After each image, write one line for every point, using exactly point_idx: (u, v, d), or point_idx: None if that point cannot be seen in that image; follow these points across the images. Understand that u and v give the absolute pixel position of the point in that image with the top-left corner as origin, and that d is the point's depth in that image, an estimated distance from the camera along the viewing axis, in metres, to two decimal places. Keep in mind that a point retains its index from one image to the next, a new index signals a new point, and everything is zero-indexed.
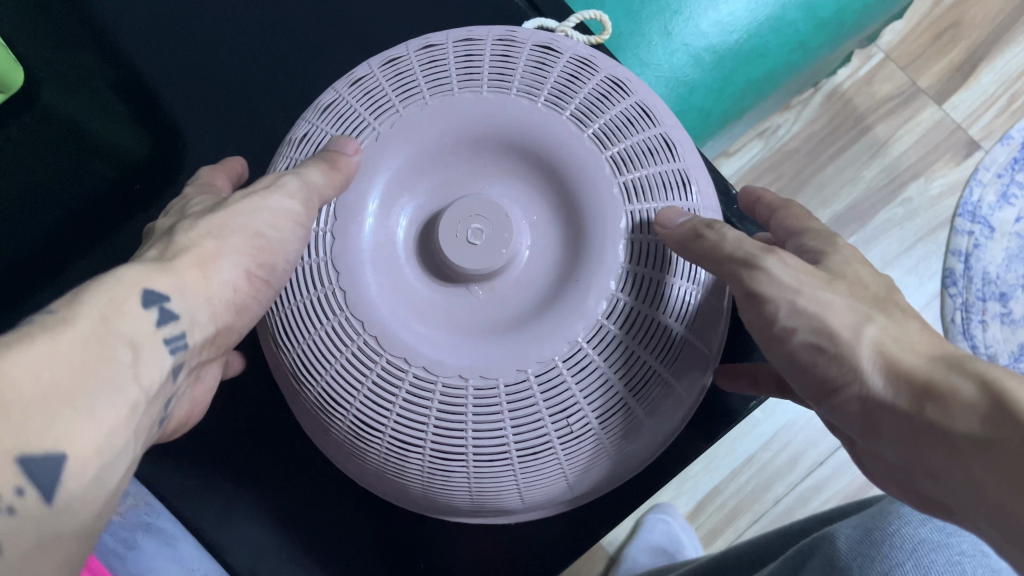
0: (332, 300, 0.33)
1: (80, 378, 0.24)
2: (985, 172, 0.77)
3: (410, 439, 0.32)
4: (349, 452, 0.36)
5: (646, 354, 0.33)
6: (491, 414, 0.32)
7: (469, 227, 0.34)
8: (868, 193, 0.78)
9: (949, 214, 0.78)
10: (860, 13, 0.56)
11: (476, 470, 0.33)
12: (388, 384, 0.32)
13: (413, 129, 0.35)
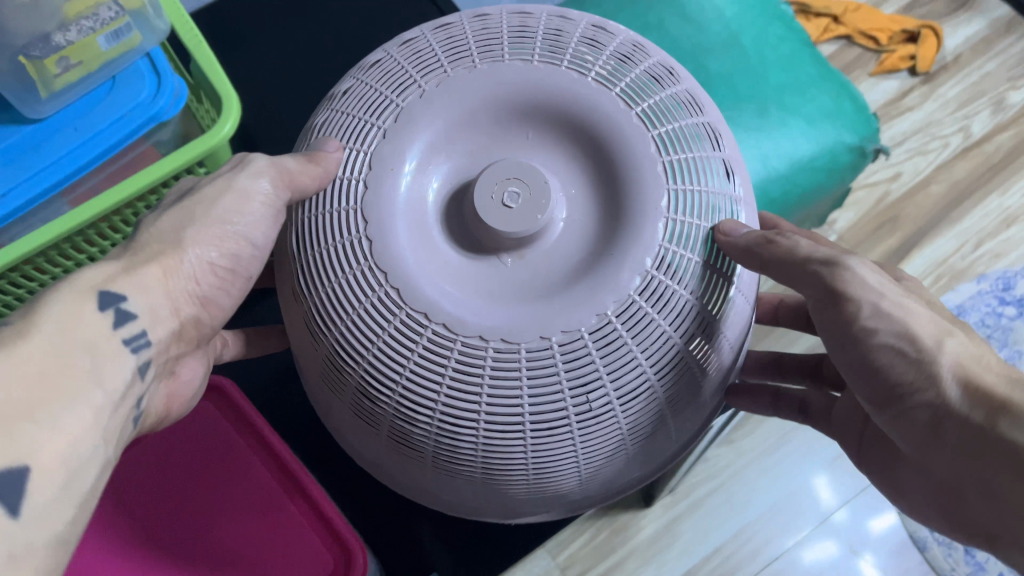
0: (378, 280, 0.47)
1: (43, 393, 0.38)
2: None
3: (427, 393, 0.45)
4: (370, 412, 0.47)
5: (665, 329, 0.46)
6: (508, 371, 0.45)
7: (510, 192, 0.48)
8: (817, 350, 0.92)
9: None
10: (801, 194, 0.85)
11: (485, 431, 0.45)
12: (418, 338, 0.45)
13: (427, 103, 0.50)
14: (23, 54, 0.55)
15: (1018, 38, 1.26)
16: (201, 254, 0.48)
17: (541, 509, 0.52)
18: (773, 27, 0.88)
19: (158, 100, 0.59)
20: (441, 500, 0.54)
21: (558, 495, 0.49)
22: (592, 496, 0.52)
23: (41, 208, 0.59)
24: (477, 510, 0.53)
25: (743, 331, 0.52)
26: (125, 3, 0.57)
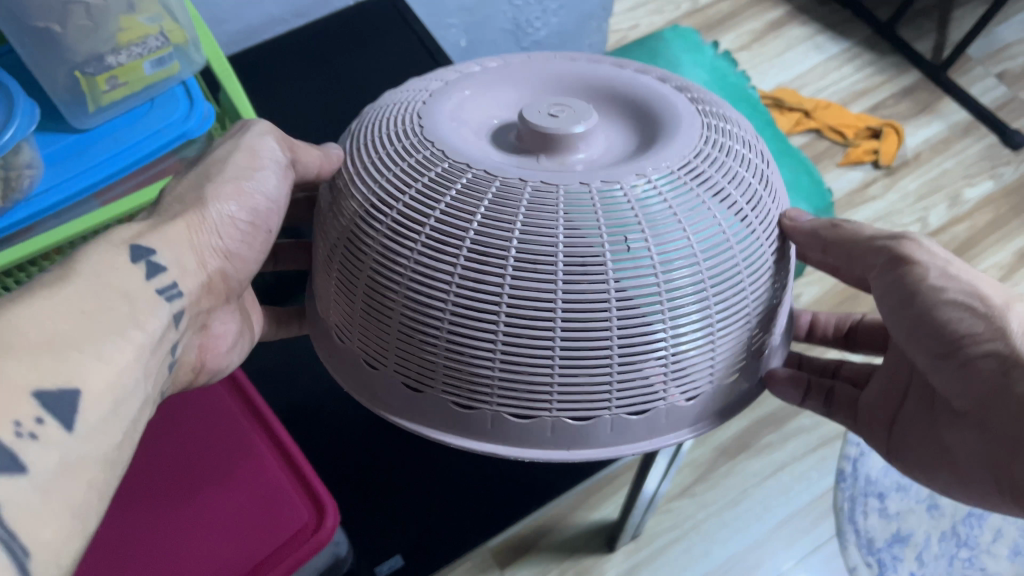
0: (428, 149, 0.54)
1: (77, 332, 0.43)
2: None
3: (462, 226, 0.49)
4: (396, 266, 0.51)
5: (701, 194, 0.52)
6: (540, 214, 0.49)
7: (555, 109, 0.57)
8: None
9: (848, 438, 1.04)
10: None
11: (515, 267, 0.48)
12: (460, 177, 0.52)
13: (502, 78, 0.64)
14: (79, 70, 0.63)
15: (975, 140, 1.37)
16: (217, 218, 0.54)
17: (560, 435, 0.51)
18: (741, 106, 1.02)
19: (189, 119, 0.68)
20: (461, 420, 0.52)
21: (581, 391, 0.49)
22: (620, 419, 0.51)
23: (75, 206, 0.66)
24: (497, 424, 0.51)
25: (764, 262, 0.55)
26: (171, 37, 0.67)
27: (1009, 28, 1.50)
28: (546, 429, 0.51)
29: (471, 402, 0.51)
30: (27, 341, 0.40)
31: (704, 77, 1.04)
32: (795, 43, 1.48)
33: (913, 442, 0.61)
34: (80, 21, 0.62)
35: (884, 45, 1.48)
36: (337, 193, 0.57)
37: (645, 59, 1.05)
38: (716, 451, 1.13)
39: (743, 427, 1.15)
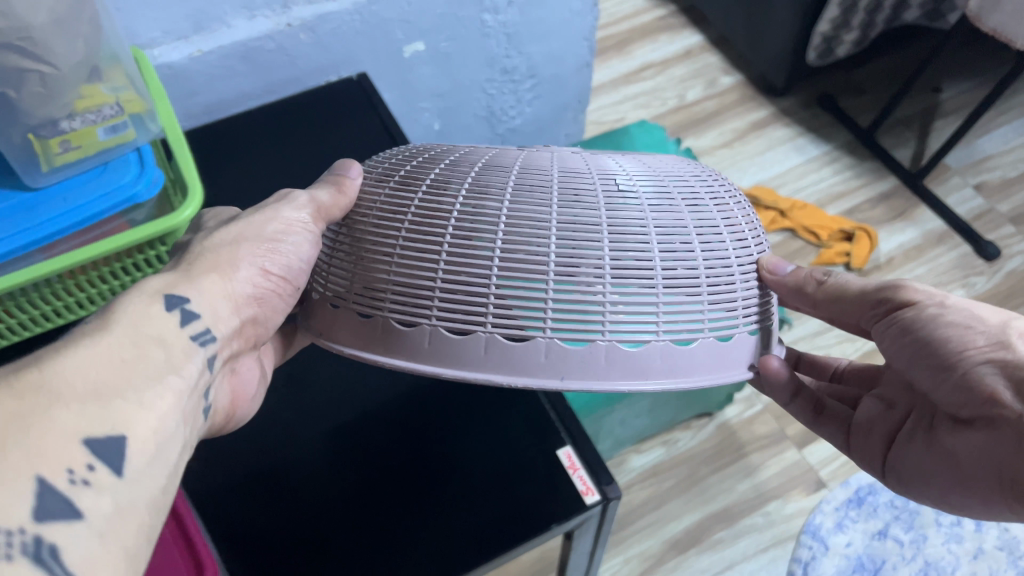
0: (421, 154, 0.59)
1: (119, 375, 0.43)
2: (827, 505, 1.10)
3: (461, 180, 0.52)
4: (370, 213, 0.55)
5: (686, 181, 0.57)
6: (502, 169, 0.53)
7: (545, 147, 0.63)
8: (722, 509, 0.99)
9: (799, 530, 1.10)
10: None
11: (464, 196, 0.51)
12: (456, 157, 0.56)
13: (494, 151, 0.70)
14: (33, 134, 0.67)
15: (948, 249, 1.38)
16: (249, 280, 0.56)
17: (493, 356, 0.48)
18: None
19: (138, 183, 0.71)
20: (402, 341, 0.50)
21: (525, 312, 0.47)
22: (560, 345, 0.48)
23: (21, 260, 0.68)
24: (435, 342, 0.49)
25: (736, 246, 0.55)
26: (125, 106, 0.72)
27: (990, 140, 1.51)
28: (481, 346, 0.48)
29: (410, 317, 0.49)
30: (74, 387, 0.40)
31: None
32: (776, 143, 1.52)
33: (913, 471, 0.61)
34: (35, 88, 0.64)
35: (863, 150, 1.51)
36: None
37: None
38: (666, 544, 1.12)
39: (694, 521, 1.14)
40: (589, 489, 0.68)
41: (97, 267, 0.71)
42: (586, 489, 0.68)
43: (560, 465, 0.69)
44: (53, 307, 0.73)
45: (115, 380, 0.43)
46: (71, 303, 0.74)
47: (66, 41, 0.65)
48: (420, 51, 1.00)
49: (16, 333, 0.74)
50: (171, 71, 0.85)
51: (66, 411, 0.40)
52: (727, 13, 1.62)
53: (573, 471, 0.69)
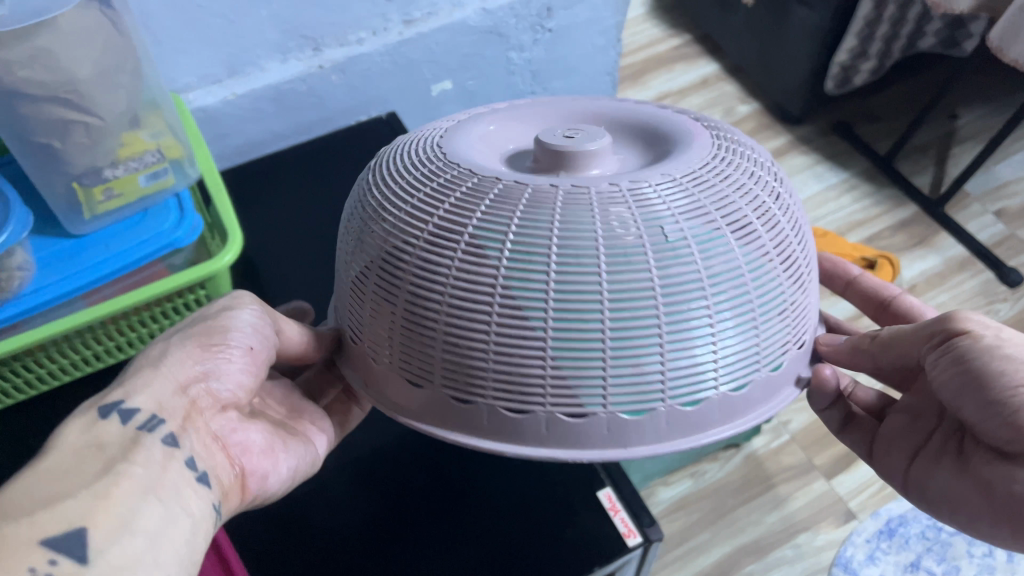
0: (441, 167, 0.54)
1: (66, 477, 0.41)
2: (857, 537, 1.12)
3: (494, 232, 0.49)
4: (398, 269, 0.51)
5: (729, 189, 0.53)
6: (540, 212, 0.49)
7: (569, 131, 0.59)
8: None
9: (829, 562, 1.11)
10: None
11: (506, 259, 0.48)
12: (479, 183, 0.52)
13: (518, 116, 0.66)
14: (77, 182, 0.68)
15: (970, 275, 1.37)
16: (187, 362, 0.51)
17: (554, 431, 0.49)
18: None
19: (177, 229, 0.72)
20: (460, 414, 0.51)
21: (584, 384, 0.47)
22: (620, 419, 0.48)
23: (62, 306, 0.69)
24: (493, 420, 0.50)
25: (787, 264, 0.53)
26: (166, 152, 0.72)
27: (1009, 165, 1.51)
28: (542, 425, 0.49)
29: (466, 395, 0.50)
30: (22, 505, 0.39)
31: None
32: (794, 171, 1.53)
33: (940, 496, 0.59)
34: (79, 138, 0.65)
35: (882, 177, 1.52)
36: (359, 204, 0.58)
37: None
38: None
39: (724, 554, 1.13)
40: (630, 531, 0.68)
41: (137, 312, 0.72)
42: (628, 532, 0.68)
43: (601, 507, 0.69)
44: (91, 353, 0.73)
45: (64, 484, 0.41)
46: (110, 348, 0.74)
47: (110, 93, 0.66)
48: (449, 90, 1.01)
49: (55, 381, 0.74)
50: (205, 115, 0.86)
51: (20, 527, 0.38)
52: (741, 43, 1.64)
53: (615, 512, 0.69)
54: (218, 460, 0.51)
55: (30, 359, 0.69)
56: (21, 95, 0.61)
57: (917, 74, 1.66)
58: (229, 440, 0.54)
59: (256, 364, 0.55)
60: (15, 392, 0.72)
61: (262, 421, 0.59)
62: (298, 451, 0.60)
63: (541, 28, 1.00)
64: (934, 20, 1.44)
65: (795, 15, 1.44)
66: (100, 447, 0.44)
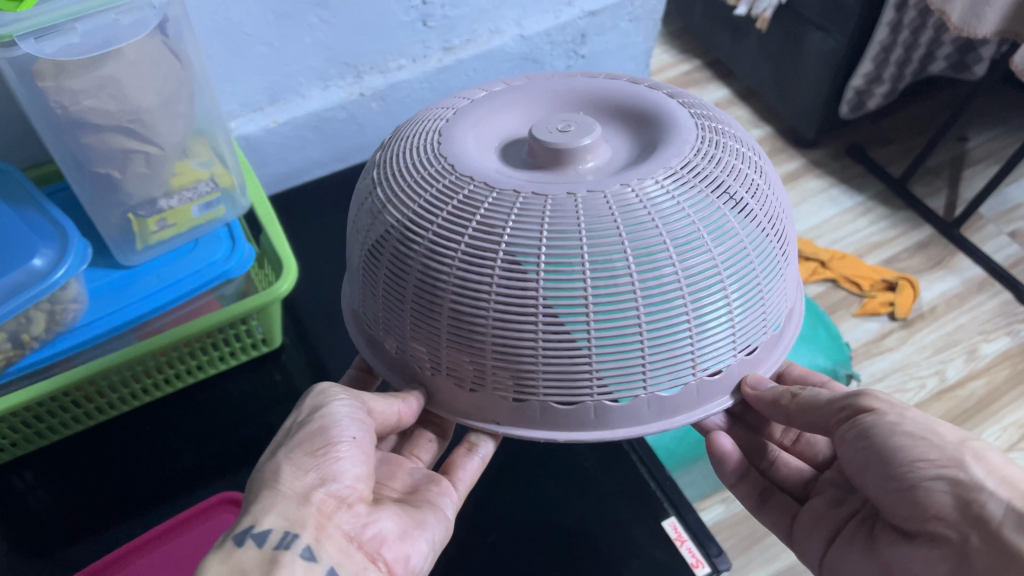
0: (466, 185, 0.53)
1: None
2: None
3: (569, 249, 0.48)
4: (480, 307, 0.49)
5: (747, 167, 0.56)
6: (599, 221, 0.49)
7: (563, 125, 0.58)
8: None
9: None
10: None
11: (590, 272, 0.48)
12: (520, 199, 0.51)
13: (494, 105, 0.64)
14: (132, 213, 0.67)
15: (989, 296, 1.37)
16: (297, 473, 0.48)
17: (654, 410, 0.52)
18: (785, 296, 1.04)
19: (229, 259, 0.71)
20: (564, 418, 0.52)
21: (674, 365, 0.51)
22: (706, 381, 0.53)
23: (115, 339, 0.67)
24: (599, 413, 0.52)
25: (780, 207, 0.59)
26: (219, 180, 0.71)
27: (1020, 186, 1.53)
28: (644, 405, 0.52)
29: (571, 396, 0.51)
30: None
31: None
32: (810, 195, 1.54)
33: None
34: (140, 168, 0.65)
35: (897, 199, 1.53)
36: (375, 242, 0.55)
37: None
38: None
39: None
40: (699, 561, 0.66)
41: (189, 344, 0.71)
42: (696, 562, 0.66)
43: (666, 537, 0.68)
44: (142, 385, 0.72)
45: None
46: (159, 380, 0.73)
47: (171, 122, 0.65)
48: None
49: (104, 414, 0.73)
50: (247, 144, 0.85)
51: None
52: (753, 68, 1.67)
53: (681, 542, 0.67)
54: (360, 561, 0.47)
55: (81, 395, 0.68)
56: (84, 125, 0.60)
57: (926, 98, 1.68)
58: (364, 536, 0.48)
59: (366, 452, 0.51)
60: (64, 426, 0.71)
61: (394, 506, 0.53)
62: (432, 524, 0.54)
63: (575, 54, 1.00)
64: (946, 44, 1.45)
65: (809, 41, 1.46)
66: (241, 572, 0.43)
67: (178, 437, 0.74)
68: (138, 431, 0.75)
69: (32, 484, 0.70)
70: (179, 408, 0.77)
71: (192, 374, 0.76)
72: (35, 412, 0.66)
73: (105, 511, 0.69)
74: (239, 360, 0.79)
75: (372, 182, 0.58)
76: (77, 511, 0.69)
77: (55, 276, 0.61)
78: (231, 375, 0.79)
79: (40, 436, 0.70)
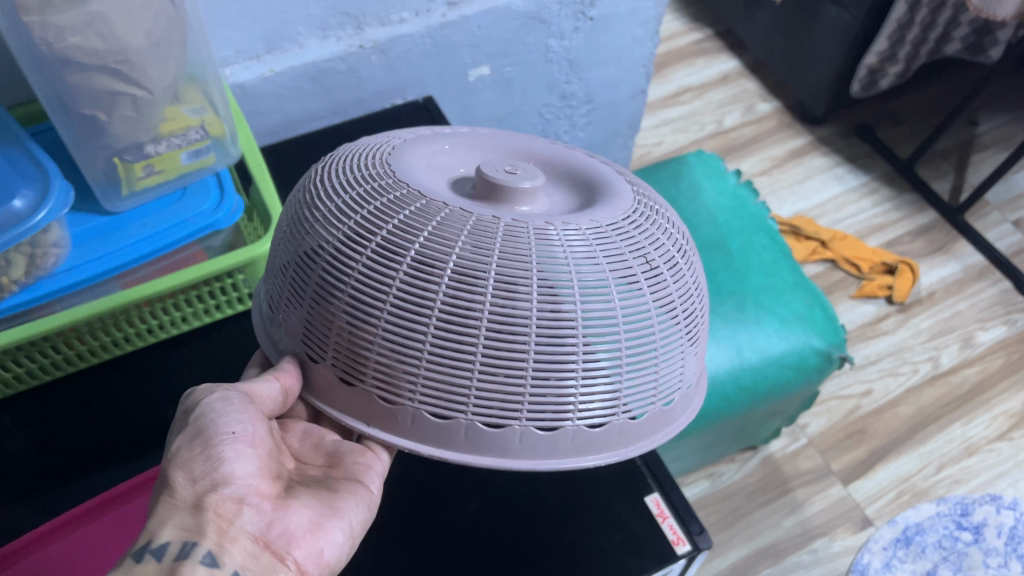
0: (392, 188, 0.51)
1: None
2: (874, 544, 1.07)
3: (468, 263, 0.46)
4: (367, 296, 0.46)
5: (675, 252, 0.55)
6: (515, 243, 0.47)
7: (506, 168, 0.56)
8: (784, 537, 1.07)
9: (845, 568, 1.05)
10: (768, 387, 0.93)
11: (491, 288, 0.45)
12: (428, 209, 0.49)
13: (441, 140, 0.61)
14: (118, 157, 0.65)
15: (989, 284, 1.36)
16: (187, 481, 0.47)
17: (527, 446, 0.47)
18: (780, 260, 1.02)
19: (217, 210, 0.69)
20: (433, 432, 0.48)
21: (559, 409, 0.47)
22: (585, 431, 0.48)
23: (94, 286, 0.66)
24: (470, 436, 0.47)
25: (697, 290, 0.56)
26: (210, 129, 0.69)
27: None
28: (515, 438, 0.47)
29: (445, 412, 0.46)
30: None
31: (726, 206, 1.07)
32: (814, 172, 1.52)
33: None
34: (126, 112, 0.63)
35: (902, 182, 1.51)
36: (294, 231, 0.52)
37: (666, 183, 1.11)
38: None
39: (740, 556, 1.06)
40: (679, 539, 0.66)
41: (175, 294, 0.70)
42: (677, 539, 0.66)
43: (649, 513, 0.67)
44: (123, 334, 0.71)
45: None
46: (141, 330, 0.71)
47: (161, 66, 0.63)
48: (486, 75, 0.99)
49: (83, 361, 0.71)
50: (241, 92, 0.83)
51: None
52: (766, 41, 1.63)
53: (664, 519, 0.67)
54: (267, 562, 0.47)
55: (61, 340, 0.66)
56: (70, 63, 0.58)
57: (936, 82, 1.65)
58: (272, 535, 0.49)
59: (255, 445, 0.51)
60: (43, 371, 0.69)
61: (307, 496, 0.53)
62: (351, 510, 0.54)
63: (583, 16, 0.97)
64: (963, 25, 1.42)
65: (825, 14, 1.42)
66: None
67: (159, 389, 0.73)
68: (117, 381, 0.73)
69: (13, 426, 0.69)
70: (160, 357, 0.75)
71: (174, 327, 0.74)
72: (19, 353, 0.65)
73: (81, 457, 0.68)
74: (222, 315, 0.77)
75: (303, 185, 0.57)
76: (54, 458, 0.68)
77: (34, 218, 0.59)
78: (215, 329, 0.78)
79: (15, 381, 0.68)
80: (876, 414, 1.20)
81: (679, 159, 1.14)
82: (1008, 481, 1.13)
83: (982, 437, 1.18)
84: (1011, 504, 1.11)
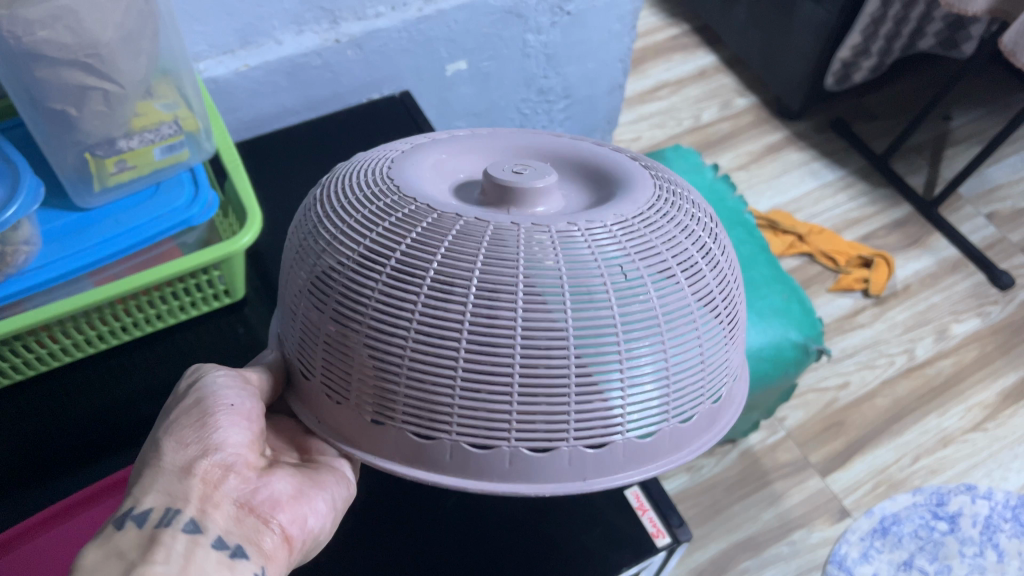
0: (389, 193, 0.51)
1: None
2: (852, 535, 1.08)
3: (417, 267, 0.46)
4: (330, 293, 0.48)
5: (684, 255, 0.51)
6: (468, 243, 0.46)
7: (518, 167, 0.55)
8: (763, 530, 1.08)
9: (823, 560, 1.06)
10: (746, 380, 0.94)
11: (428, 288, 0.45)
12: (402, 211, 0.49)
13: (465, 146, 0.61)
14: (89, 152, 0.64)
15: (962, 277, 1.37)
16: (180, 447, 0.49)
17: (457, 460, 0.46)
18: (758, 255, 1.03)
19: (191, 206, 0.68)
20: (374, 432, 0.49)
21: (490, 421, 0.45)
22: (522, 454, 0.46)
23: (67, 284, 0.65)
24: (404, 440, 0.48)
25: (711, 314, 0.51)
26: (183, 125, 0.68)
27: (1000, 168, 1.53)
28: (446, 452, 0.46)
29: (429, 432, 0.46)
30: None
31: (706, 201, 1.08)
32: (791, 167, 1.52)
33: None
34: (96, 106, 0.62)
35: (877, 176, 1.52)
36: (302, 227, 0.54)
37: None
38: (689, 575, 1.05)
39: (720, 549, 1.07)
40: (658, 531, 0.66)
41: (149, 291, 0.69)
42: (656, 532, 0.66)
43: (628, 506, 0.67)
44: (96, 332, 0.70)
45: None
46: (115, 327, 0.70)
47: (131, 59, 0.62)
48: (463, 69, 0.99)
49: (56, 361, 0.70)
50: (215, 88, 0.82)
51: None
52: (742, 36, 1.64)
53: (643, 512, 0.67)
54: (252, 526, 0.48)
55: (32, 338, 0.65)
56: (39, 57, 0.57)
57: (910, 77, 1.67)
58: (257, 499, 0.50)
59: (249, 418, 0.52)
60: (14, 370, 0.68)
61: (289, 468, 0.54)
62: (332, 485, 0.55)
63: (560, 10, 0.97)
64: (936, 21, 1.43)
65: (800, 9, 1.43)
66: (120, 554, 0.43)
67: (134, 387, 0.72)
68: (92, 379, 0.72)
69: None
70: (136, 356, 0.74)
71: (148, 324, 0.73)
72: None
73: (53, 458, 0.67)
74: (197, 312, 0.77)
75: (333, 177, 0.58)
76: (27, 455, 0.67)
77: (5, 213, 0.58)
78: (190, 325, 0.77)
79: None
80: (853, 407, 1.21)
81: (659, 154, 1.14)
82: (982, 472, 1.14)
83: (957, 428, 1.19)
84: (987, 491, 1.12)
